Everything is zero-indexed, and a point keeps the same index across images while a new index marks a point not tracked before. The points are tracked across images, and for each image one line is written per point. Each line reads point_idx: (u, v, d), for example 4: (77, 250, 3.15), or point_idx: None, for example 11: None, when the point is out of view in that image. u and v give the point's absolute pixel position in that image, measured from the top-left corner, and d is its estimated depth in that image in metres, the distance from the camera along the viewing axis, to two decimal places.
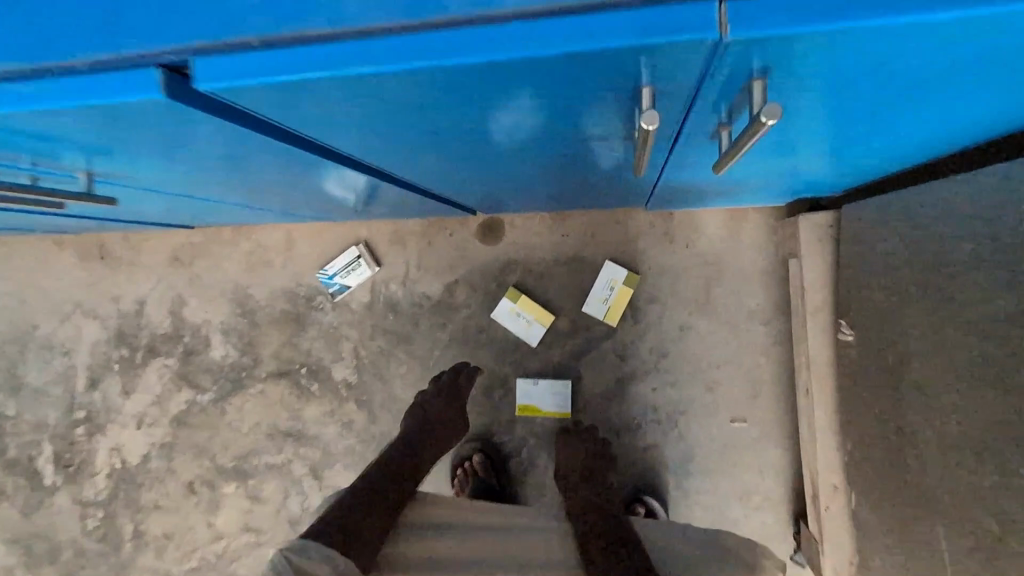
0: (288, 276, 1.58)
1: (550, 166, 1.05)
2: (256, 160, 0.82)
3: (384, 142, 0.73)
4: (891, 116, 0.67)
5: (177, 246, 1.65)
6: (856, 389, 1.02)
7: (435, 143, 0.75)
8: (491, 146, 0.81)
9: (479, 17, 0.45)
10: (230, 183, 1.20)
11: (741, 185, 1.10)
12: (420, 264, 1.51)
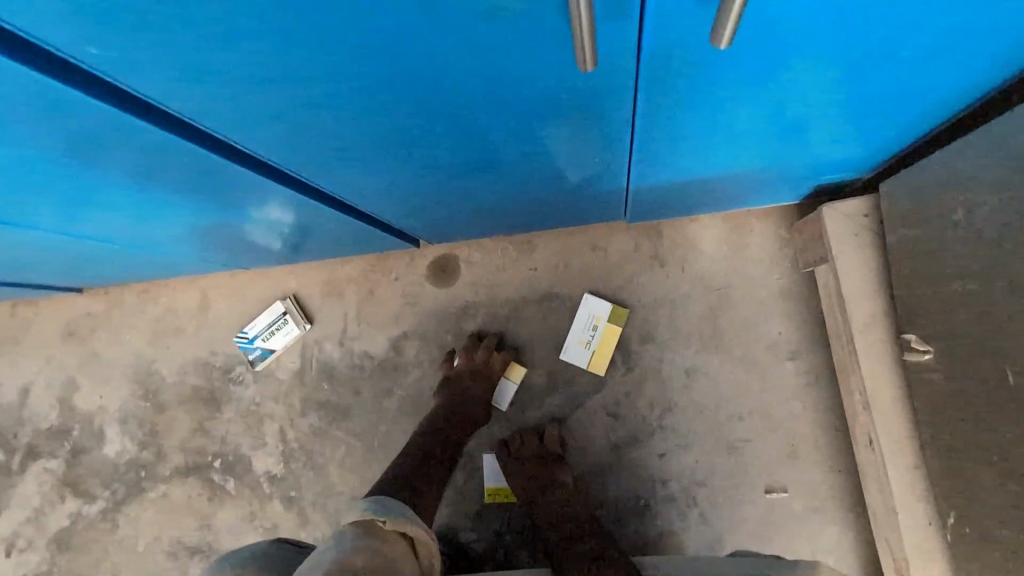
0: (201, 344, 1.28)
1: (490, 163, 0.78)
2: (45, 130, 0.56)
3: (185, 40, 0.46)
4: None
5: (68, 318, 1.35)
6: (952, 431, 0.69)
7: (268, 47, 0.48)
8: (371, 75, 0.54)
9: None
10: (89, 227, 0.92)
11: (743, 171, 0.84)
12: (360, 317, 1.23)
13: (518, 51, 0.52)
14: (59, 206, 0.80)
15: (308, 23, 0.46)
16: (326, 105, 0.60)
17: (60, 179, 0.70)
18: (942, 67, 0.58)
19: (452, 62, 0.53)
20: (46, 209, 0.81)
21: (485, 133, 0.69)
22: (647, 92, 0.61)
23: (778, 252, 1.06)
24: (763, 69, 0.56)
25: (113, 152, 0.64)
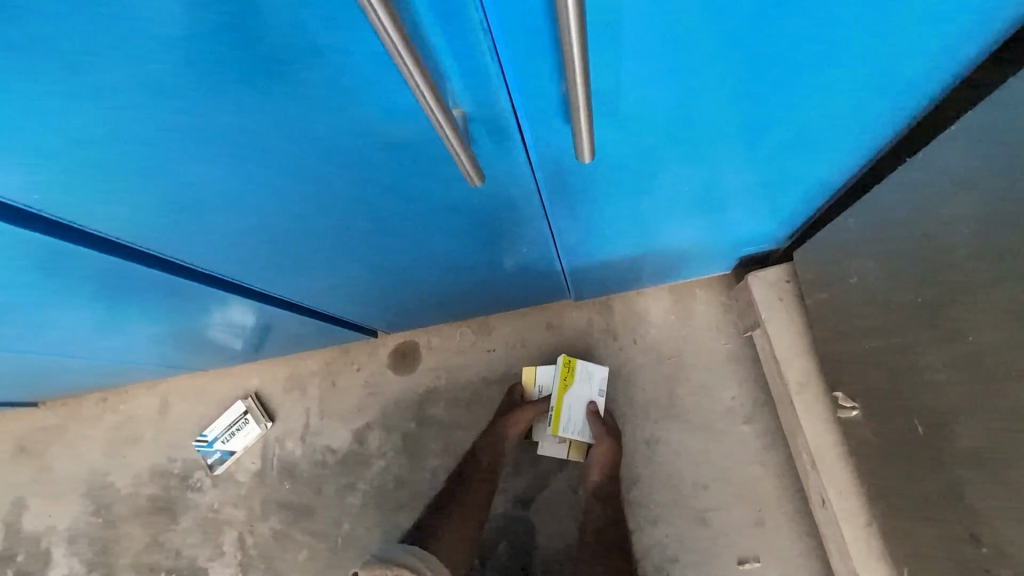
0: (159, 451, 1.25)
1: (426, 257, 0.83)
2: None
3: (124, 171, 0.53)
4: (807, 50, 0.49)
5: (22, 434, 1.31)
6: (894, 483, 0.72)
7: (190, 155, 0.53)
8: (300, 182, 0.60)
9: None
10: (44, 339, 0.93)
11: (663, 250, 0.92)
12: (323, 412, 1.22)
13: (424, 164, 0.59)
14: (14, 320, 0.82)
15: (236, 147, 0.52)
16: (260, 216, 0.66)
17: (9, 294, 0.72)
18: (798, 159, 0.67)
19: (366, 175, 0.60)
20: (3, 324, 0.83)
21: (418, 229, 0.74)
22: (556, 195, 0.68)
23: (722, 319, 1.11)
24: (653, 151, 0.61)
25: (53, 263, 0.65)
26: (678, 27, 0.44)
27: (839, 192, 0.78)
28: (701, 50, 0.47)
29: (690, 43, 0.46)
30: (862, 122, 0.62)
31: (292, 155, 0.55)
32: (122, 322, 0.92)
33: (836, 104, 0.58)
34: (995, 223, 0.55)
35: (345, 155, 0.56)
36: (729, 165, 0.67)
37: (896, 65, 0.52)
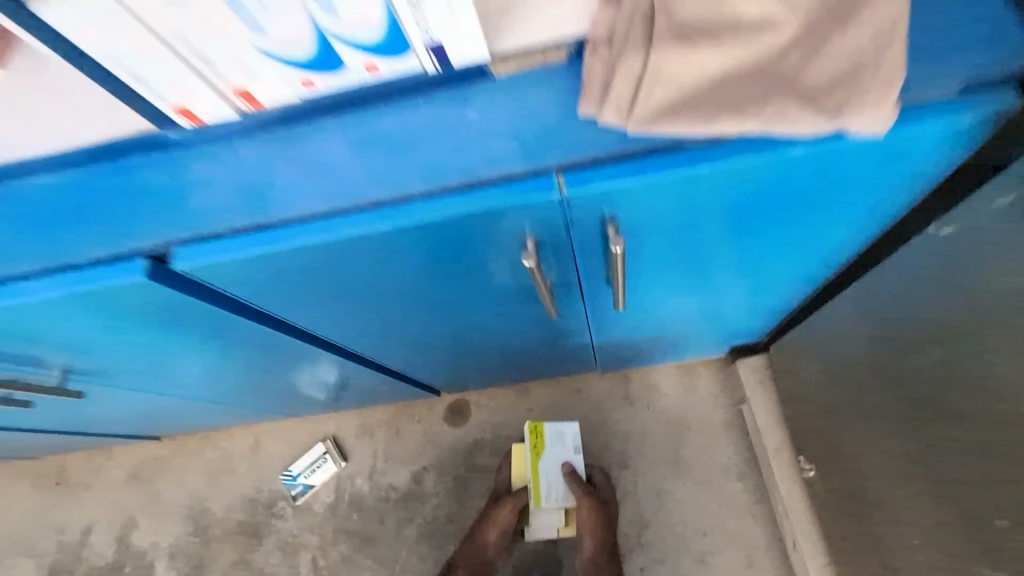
0: (251, 482, 1.51)
1: (494, 344, 1.12)
2: (227, 345, 0.90)
3: (334, 315, 0.82)
4: (772, 261, 0.77)
5: (137, 463, 1.58)
6: (837, 528, 0.96)
7: (373, 309, 0.81)
8: (432, 321, 0.88)
9: (390, 206, 0.61)
10: (195, 384, 1.22)
11: (670, 341, 1.21)
12: (388, 456, 1.47)
13: (513, 310, 0.87)
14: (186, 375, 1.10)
15: (405, 306, 0.81)
16: (396, 336, 0.94)
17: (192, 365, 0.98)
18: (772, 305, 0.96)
19: (477, 317, 0.88)
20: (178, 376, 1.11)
21: (494, 335, 1.02)
22: (598, 316, 0.96)
23: (720, 392, 1.36)
24: (650, 303, 0.88)
25: (220, 350, 0.93)
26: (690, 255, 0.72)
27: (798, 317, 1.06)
28: (701, 265, 0.75)
29: (697, 261, 0.74)
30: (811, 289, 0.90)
31: (433, 311, 0.84)
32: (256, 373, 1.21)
33: (792, 283, 0.86)
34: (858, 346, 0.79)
35: (469, 311, 0.85)
36: (716, 300, 0.93)
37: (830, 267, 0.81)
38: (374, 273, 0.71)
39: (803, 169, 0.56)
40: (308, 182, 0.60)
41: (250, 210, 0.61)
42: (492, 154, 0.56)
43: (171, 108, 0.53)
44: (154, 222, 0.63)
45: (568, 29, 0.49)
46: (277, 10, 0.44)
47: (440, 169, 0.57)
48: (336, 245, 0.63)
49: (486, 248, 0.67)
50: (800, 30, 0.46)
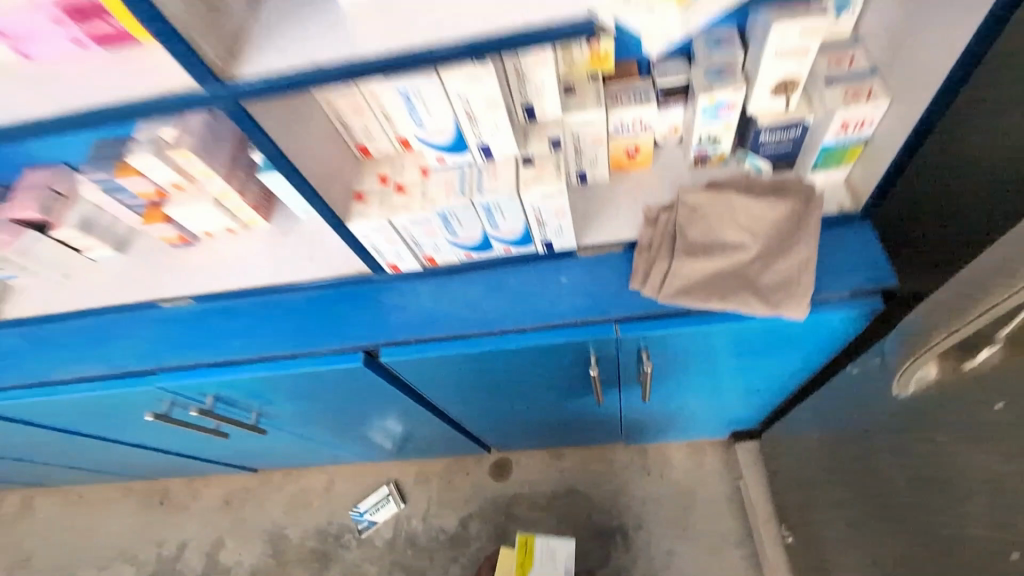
0: (323, 515, 1.80)
1: (542, 421, 1.43)
2: (352, 416, 1.18)
3: (441, 397, 1.10)
4: (763, 377, 1.06)
5: (229, 491, 1.89)
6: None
7: (469, 395, 1.10)
8: (509, 404, 1.17)
9: (507, 333, 0.88)
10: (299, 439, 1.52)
11: (680, 426, 1.50)
12: (440, 502, 1.76)
13: (568, 399, 1.16)
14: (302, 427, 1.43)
15: (493, 394, 1.10)
16: (477, 412, 1.22)
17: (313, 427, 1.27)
18: (763, 403, 1.24)
19: (542, 403, 1.17)
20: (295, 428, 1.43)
21: (545, 417, 1.32)
22: (630, 407, 1.25)
23: (722, 469, 1.63)
24: (668, 400, 1.19)
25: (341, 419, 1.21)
26: (703, 370, 1.01)
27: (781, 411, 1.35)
28: (712, 376, 1.04)
29: (708, 374, 1.03)
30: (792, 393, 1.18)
31: (513, 397, 1.12)
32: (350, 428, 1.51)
33: (779, 391, 1.15)
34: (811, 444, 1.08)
35: (539, 398, 1.13)
36: (719, 398, 1.23)
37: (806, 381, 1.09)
38: (483, 374, 0.98)
39: (782, 331, 0.85)
40: (457, 310, 0.91)
41: (414, 331, 0.90)
42: (578, 305, 0.87)
43: (386, 263, 0.89)
44: (359, 333, 0.92)
45: (624, 237, 0.88)
46: (469, 227, 0.81)
47: (545, 310, 0.88)
48: (465, 358, 0.90)
49: (564, 364, 0.95)
50: (761, 250, 0.80)
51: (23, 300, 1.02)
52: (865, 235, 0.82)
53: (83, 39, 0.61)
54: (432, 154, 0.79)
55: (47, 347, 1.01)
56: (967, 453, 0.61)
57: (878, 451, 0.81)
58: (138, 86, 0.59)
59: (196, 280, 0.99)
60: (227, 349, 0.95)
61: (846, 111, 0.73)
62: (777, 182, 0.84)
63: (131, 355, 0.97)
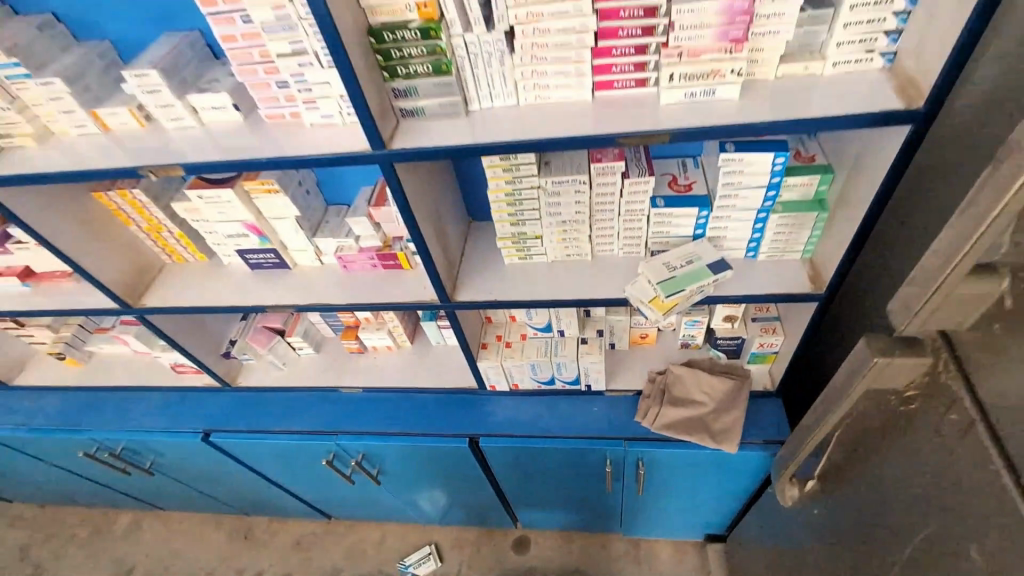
0: (375, 563, 2.23)
1: (563, 518, 1.89)
2: (435, 482, 1.71)
3: (502, 477, 1.63)
4: (719, 493, 1.57)
5: (300, 534, 2.35)
6: None
7: (521, 479, 1.62)
8: (545, 490, 1.68)
9: (558, 437, 1.43)
10: (377, 506, 2.00)
11: (663, 531, 1.96)
12: (469, 565, 2.18)
13: (586, 494, 1.67)
14: (385, 498, 1.92)
15: (537, 480, 1.62)
16: (521, 494, 1.73)
17: (403, 487, 1.79)
18: (722, 515, 1.73)
19: (568, 493, 1.68)
20: (380, 499, 1.92)
21: (567, 508, 1.80)
22: (628, 509, 1.73)
23: (698, 567, 2.04)
24: (654, 504, 1.69)
25: (426, 483, 1.73)
26: (678, 483, 1.53)
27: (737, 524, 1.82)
28: (684, 488, 1.56)
29: (682, 486, 1.55)
30: (742, 510, 1.67)
31: (549, 485, 1.64)
32: (415, 505, 1.97)
33: (731, 505, 1.65)
34: (753, 546, 1.55)
35: (567, 489, 1.64)
36: (691, 509, 1.72)
37: (748, 499, 1.60)
38: (537, 464, 1.51)
39: (725, 461, 1.38)
40: (529, 419, 1.47)
41: (501, 429, 1.46)
42: (602, 426, 1.43)
43: (489, 384, 1.48)
44: (466, 426, 1.49)
45: (633, 386, 1.46)
46: (545, 371, 1.40)
47: (583, 426, 1.44)
48: (530, 451, 1.44)
49: (590, 465, 1.48)
50: (714, 407, 1.36)
51: (254, 375, 1.66)
52: (775, 404, 1.39)
53: (378, 265, 1.27)
54: (531, 328, 1.40)
55: (265, 408, 1.61)
56: (817, 538, 1.10)
57: (782, 547, 1.31)
58: (404, 291, 1.24)
59: (366, 378, 1.60)
60: (382, 424, 1.53)
61: (761, 339, 1.31)
62: (726, 365, 1.42)
63: (319, 421, 1.56)
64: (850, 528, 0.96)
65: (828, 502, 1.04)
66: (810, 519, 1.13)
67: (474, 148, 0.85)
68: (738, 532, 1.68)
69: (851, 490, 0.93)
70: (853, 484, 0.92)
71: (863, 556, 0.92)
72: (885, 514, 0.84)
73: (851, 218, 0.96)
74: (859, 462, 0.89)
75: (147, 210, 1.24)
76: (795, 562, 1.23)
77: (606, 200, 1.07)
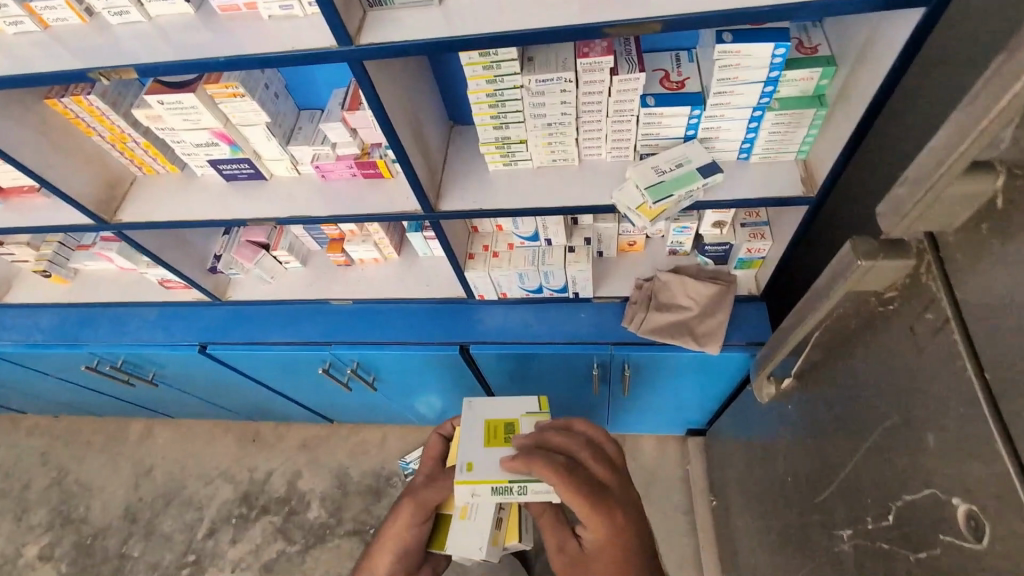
0: (378, 461, 2.38)
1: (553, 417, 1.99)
2: (430, 387, 1.78)
3: (494, 383, 1.69)
4: (694, 394, 1.65)
5: (306, 436, 2.49)
6: (723, 537, 1.78)
7: (511, 384, 1.68)
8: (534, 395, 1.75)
9: (547, 343, 1.47)
10: (376, 409, 2.09)
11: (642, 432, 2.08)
12: None
13: (573, 398, 1.74)
14: (384, 403, 2.00)
15: (526, 386, 1.68)
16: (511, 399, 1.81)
17: (399, 393, 1.87)
18: (698, 413, 1.83)
19: (555, 397, 1.75)
20: (378, 403, 2.01)
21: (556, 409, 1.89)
22: (611, 412, 1.82)
23: (678, 456, 2.12)
24: (635, 406, 1.77)
25: (421, 389, 1.80)
26: (657, 386, 1.60)
27: (711, 421, 1.93)
28: (663, 390, 1.63)
29: (660, 389, 1.62)
30: (715, 407, 1.77)
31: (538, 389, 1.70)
32: (413, 409, 2.06)
33: (706, 404, 1.74)
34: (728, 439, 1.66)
35: (554, 393, 1.71)
36: (669, 410, 1.81)
37: (722, 398, 1.69)
38: (525, 370, 1.56)
39: (703, 364, 1.43)
40: (517, 326, 1.50)
41: (491, 337, 1.50)
42: (588, 332, 1.46)
43: (477, 293, 1.49)
44: (455, 335, 1.52)
45: (620, 292, 1.48)
46: (533, 281, 1.40)
47: (570, 332, 1.47)
48: (518, 358, 1.48)
49: (576, 369, 1.53)
50: (699, 311, 1.38)
51: (244, 289, 1.66)
52: (758, 309, 1.41)
53: (357, 174, 1.23)
54: (517, 238, 1.39)
55: (257, 321, 1.63)
56: (787, 430, 1.17)
57: (755, 440, 1.39)
58: (386, 201, 1.20)
59: (354, 290, 1.60)
60: (374, 333, 1.56)
61: (749, 244, 1.31)
62: (712, 270, 1.43)
63: (313, 333, 1.59)
64: (819, 424, 1.01)
65: (800, 397, 1.09)
66: (782, 414, 1.19)
67: (451, 43, 0.78)
68: (716, 427, 1.79)
69: (824, 390, 0.97)
70: (826, 381, 0.96)
71: (826, 446, 0.98)
72: (851, 411, 0.88)
73: (851, 114, 0.91)
74: (833, 361, 0.92)
75: (107, 117, 1.16)
76: (766, 454, 1.31)
77: (594, 99, 1.01)
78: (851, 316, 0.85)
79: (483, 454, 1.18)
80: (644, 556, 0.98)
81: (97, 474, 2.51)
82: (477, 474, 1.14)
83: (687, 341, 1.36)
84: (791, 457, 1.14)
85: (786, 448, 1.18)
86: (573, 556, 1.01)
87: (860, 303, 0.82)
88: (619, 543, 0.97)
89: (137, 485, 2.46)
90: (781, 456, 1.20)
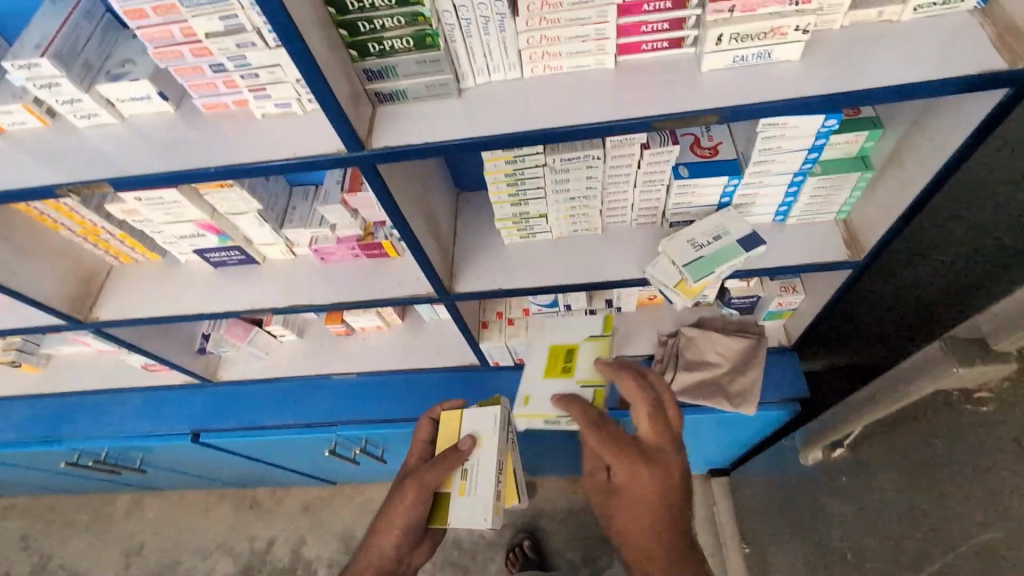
0: None
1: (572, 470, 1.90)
2: None
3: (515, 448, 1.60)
4: (721, 443, 1.59)
5: (307, 499, 2.35)
6: None
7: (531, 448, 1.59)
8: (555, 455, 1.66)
9: None
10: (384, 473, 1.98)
11: None
12: None
13: None
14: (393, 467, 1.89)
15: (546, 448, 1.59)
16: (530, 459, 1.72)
17: None
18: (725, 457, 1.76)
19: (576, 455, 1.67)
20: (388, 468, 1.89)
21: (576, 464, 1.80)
22: None
23: (701, 495, 2.05)
24: None
25: None
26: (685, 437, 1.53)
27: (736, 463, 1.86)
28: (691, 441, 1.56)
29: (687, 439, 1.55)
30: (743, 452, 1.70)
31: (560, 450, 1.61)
32: None
33: (733, 450, 1.68)
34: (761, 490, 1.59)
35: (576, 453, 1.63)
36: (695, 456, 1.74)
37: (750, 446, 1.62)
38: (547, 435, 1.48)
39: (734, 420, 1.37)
40: None
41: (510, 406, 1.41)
42: None
43: (492, 359, 1.39)
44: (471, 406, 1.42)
45: (643, 350, 1.40)
46: None
47: None
48: None
49: None
50: (729, 368, 1.31)
51: (237, 366, 1.54)
52: (789, 360, 1.35)
53: (360, 255, 1.12)
54: (534, 304, 1.29)
55: (254, 402, 1.52)
56: (840, 503, 1.09)
57: (796, 500, 1.32)
58: (395, 283, 1.10)
59: (357, 361, 1.49)
60: (383, 408, 1.46)
61: (779, 298, 1.24)
62: (739, 322, 1.35)
63: (316, 412, 1.48)
64: (883, 509, 0.93)
65: (854, 471, 1.02)
66: (830, 483, 1.12)
67: (476, 144, 0.69)
68: (745, 472, 1.72)
69: (889, 474, 0.90)
70: (892, 465, 0.89)
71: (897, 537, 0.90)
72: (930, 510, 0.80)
73: (910, 182, 0.84)
74: (902, 448, 0.85)
75: (76, 213, 1.04)
76: (811, 517, 1.24)
77: (622, 172, 0.93)
78: (930, 403, 0.78)
79: (541, 386, 1.14)
80: (671, 511, 0.88)
81: (84, 556, 2.34)
82: (532, 409, 1.12)
83: (720, 403, 1.29)
84: (848, 531, 1.07)
85: (839, 519, 1.10)
86: (601, 484, 0.91)
87: (944, 396, 0.75)
88: (648, 496, 0.87)
89: (128, 565, 2.30)
90: (833, 527, 1.13)
